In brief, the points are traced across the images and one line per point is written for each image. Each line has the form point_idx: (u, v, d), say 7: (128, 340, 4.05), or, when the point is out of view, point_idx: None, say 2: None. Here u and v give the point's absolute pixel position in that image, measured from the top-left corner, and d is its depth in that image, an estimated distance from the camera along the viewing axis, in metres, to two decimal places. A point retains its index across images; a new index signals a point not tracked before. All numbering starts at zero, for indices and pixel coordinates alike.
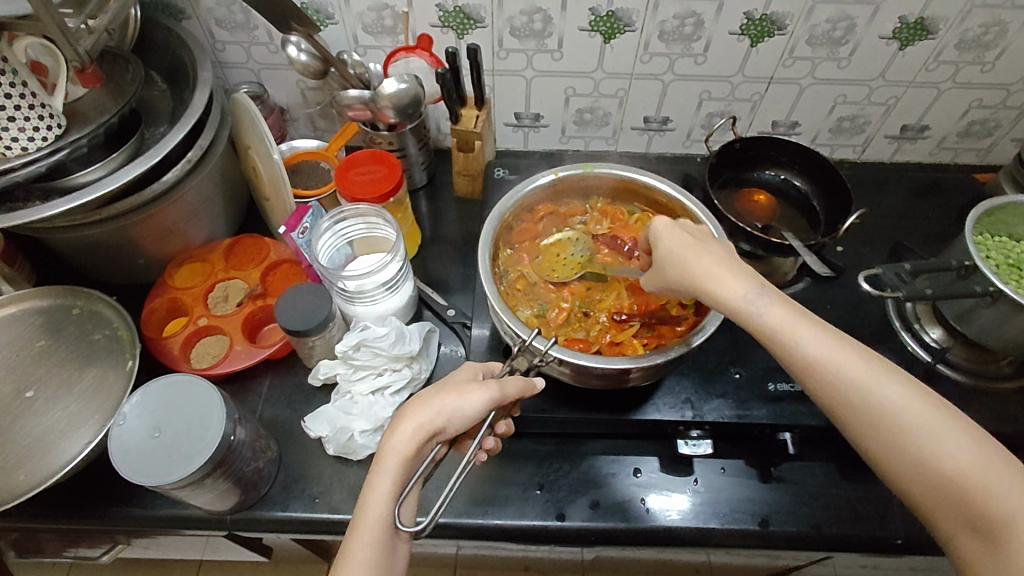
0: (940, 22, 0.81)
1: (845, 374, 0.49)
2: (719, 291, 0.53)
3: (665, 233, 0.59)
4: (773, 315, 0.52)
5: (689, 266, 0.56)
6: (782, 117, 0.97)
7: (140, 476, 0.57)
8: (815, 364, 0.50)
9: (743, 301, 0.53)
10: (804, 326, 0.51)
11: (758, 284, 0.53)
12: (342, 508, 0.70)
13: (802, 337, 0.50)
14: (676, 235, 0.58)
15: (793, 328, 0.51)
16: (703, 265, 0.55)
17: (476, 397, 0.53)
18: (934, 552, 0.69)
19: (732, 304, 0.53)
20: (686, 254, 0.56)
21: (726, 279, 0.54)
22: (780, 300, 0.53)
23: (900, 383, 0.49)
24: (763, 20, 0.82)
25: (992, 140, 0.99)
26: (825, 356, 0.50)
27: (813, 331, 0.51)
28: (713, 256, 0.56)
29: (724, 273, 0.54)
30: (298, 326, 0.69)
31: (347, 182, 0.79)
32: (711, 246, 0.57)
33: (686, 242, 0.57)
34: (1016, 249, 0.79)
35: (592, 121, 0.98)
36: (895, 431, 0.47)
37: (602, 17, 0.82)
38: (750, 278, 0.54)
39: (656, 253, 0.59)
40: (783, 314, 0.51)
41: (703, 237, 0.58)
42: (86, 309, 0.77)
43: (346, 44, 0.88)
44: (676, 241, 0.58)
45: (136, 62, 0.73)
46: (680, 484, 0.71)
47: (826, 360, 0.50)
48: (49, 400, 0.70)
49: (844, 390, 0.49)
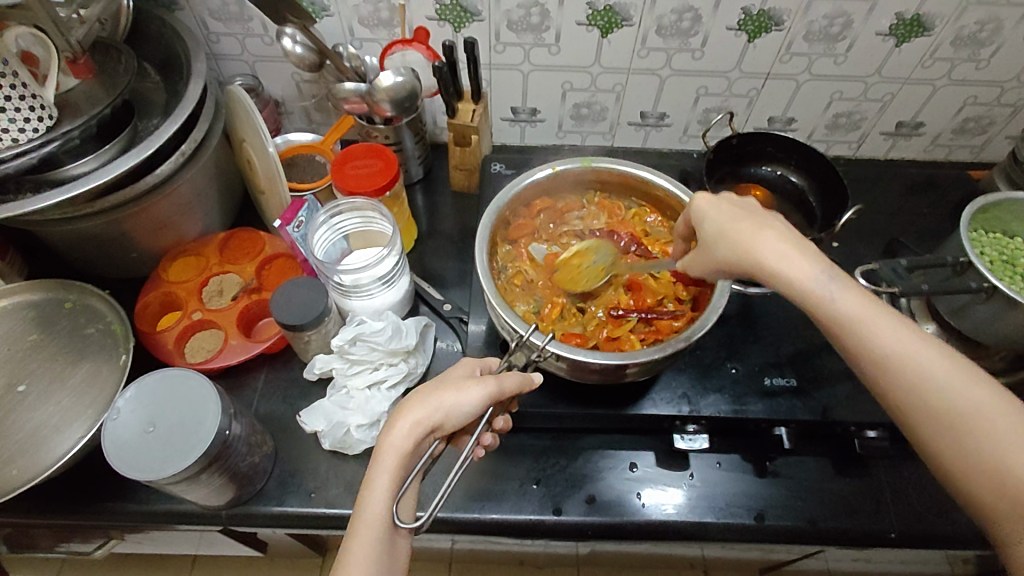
0: (937, 18, 0.81)
1: (916, 367, 0.47)
2: (782, 270, 0.52)
3: (718, 213, 0.58)
4: (843, 301, 0.50)
5: (748, 245, 0.54)
6: (778, 112, 0.97)
7: (134, 471, 0.57)
8: (885, 354, 0.48)
9: (811, 281, 0.51)
10: (876, 314, 0.49)
11: (828, 266, 0.52)
12: (339, 503, 0.70)
13: (874, 325, 0.48)
14: (737, 214, 0.57)
15: (864, 316, 0.49)
16: (764, 243, 0.53)
17: (474, 392, 0.53)
18: (926, 545, 0.70)
19: (797, 284, 0.51)
20: (743, 232, 0.55)
21: (792, 258, 0.52)
22: (850, 283, 0.51)
23: (978, 382, 0.46)
24: (761, 16, 0.82)
25: (986, 138, 1.00)
26: (897, 346, 0.48)
27: (886, 320, 0.49)
28: (776, 236, 0.54)
29: (793, 253, 0.52)
30: (295, 320, 0.68)
31: (343, 176, 0.79)
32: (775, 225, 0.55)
33: (745, 221, 0.56)
34: (1010, 245, 0.80)
35: (588, 115, 0.98)
36: (965, 430, 0.45)
37: (600, 11, 0.81)
38: (820, 261, 0.52)
39: (709, 231, 0.58)
40: (855, 300, 0.50)
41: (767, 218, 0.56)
42: (78, 302, 0.76)
43: (342, 36, 0.87)
44: (735, 219, 0.56)
45: (128, 53, 0.72)
46: (676, 478, 0.72)
47: (898, 352, 0.48)
48: (41, 394, 0.69)
49: (913, 384, 0.47)
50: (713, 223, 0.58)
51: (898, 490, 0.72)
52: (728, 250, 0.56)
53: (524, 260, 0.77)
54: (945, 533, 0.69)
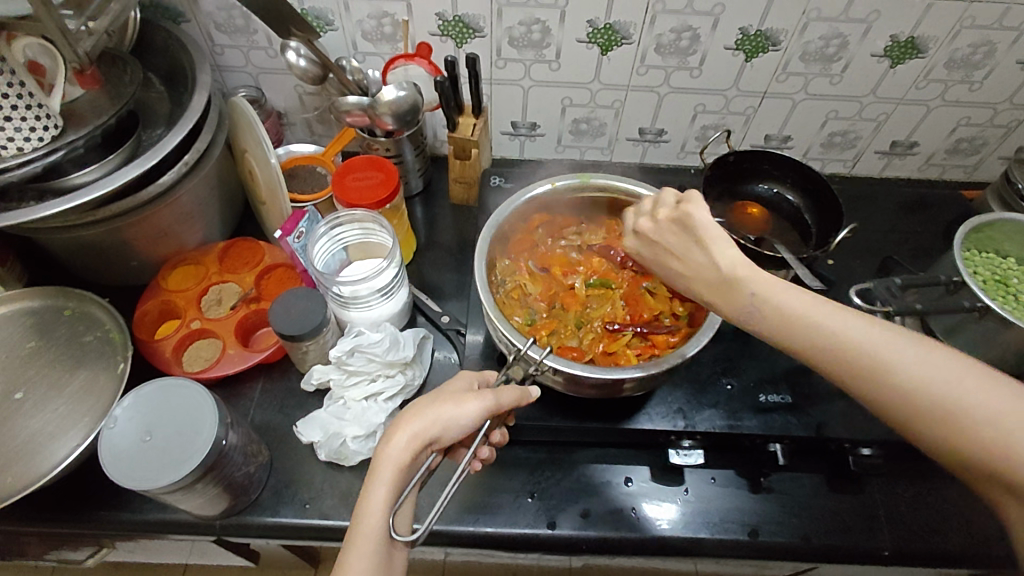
0: (931, 41, 0.83)
1: (858, 356, 0.49)
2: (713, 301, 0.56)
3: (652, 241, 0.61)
4: (768, 315, 0.53)
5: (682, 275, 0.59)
6: (774, 130, 0.98)
7: (130, 480, 0.57)
8: (827, 351, 0.50)
9: (737, 307, 0.55)
10: (807, 313, 0.51)
11: (747, 282, 0.54)
12: (333, 514, 0.70)
13: (808, 332, 0.51)
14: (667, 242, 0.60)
15: (794, 321, 0.51)
16: (692, 274, 0.58)
17: (472, 405, 0.53)
18: (919, 563, 0.70)
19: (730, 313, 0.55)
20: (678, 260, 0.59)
21: (720, 288, 0.55)
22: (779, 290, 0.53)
23: (923, 357, 0.47)
24: (758, 36, 0.83)
25: (979, 158, 1.01)
26: (834, 341, 0.50)
27: (817, 319, 0.51)
28: (699, 264, 0.57)
29: (715, 282, 0.56)
30: (293, 330, 0.69)
31: (345, 188, 0.79)
32: (696, 246, 0.58)
33: (675, 249, 0.59)
34: (1003, 265, 0.81)
35: (587, 131, 0.99)
36: (923, 406, 0.47)
37: (600, 29, 0.83)
38: (739, 284, 0.54)
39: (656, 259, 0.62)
40: (783, 307, 0.52)
41: (690, 238, 0.58)
42: (78, 310, 0.77)
43: (345, 50, 0.88)
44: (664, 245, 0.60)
45: (134, 64, 0.73)
46: (670, 493, 0.72)
47: (837, 345, 0.50)
48: (39, 401, 0.69)
49: (863, 372, 0.49)
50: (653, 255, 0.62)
51: (892, 507, 0.72)
52: (675, 278, 0.60)
53: (521, 274, 0.77)
54: (938, 551, 0.70)
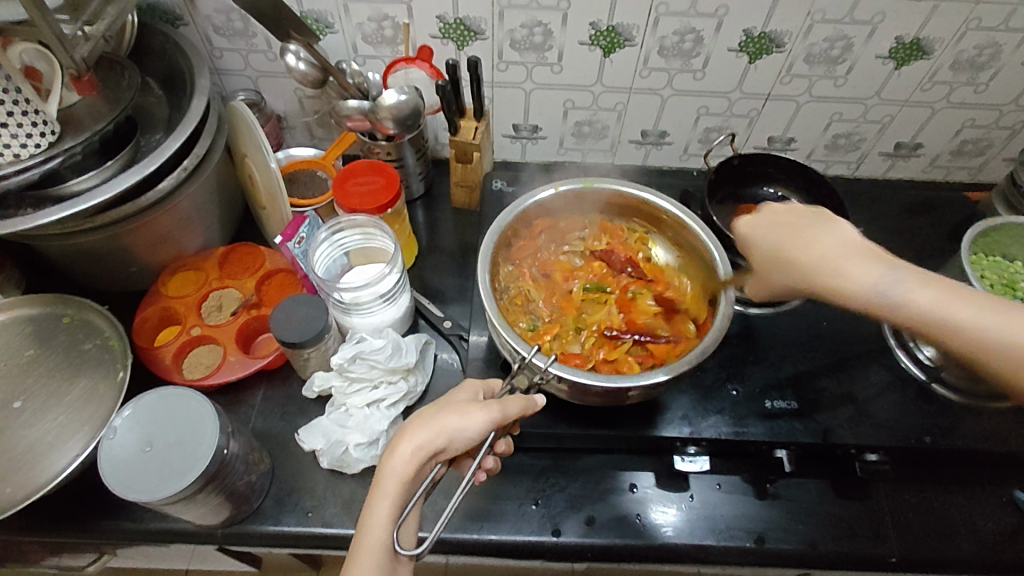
0: (936, 42, 0.82)
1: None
2: (842, 284, 0.49)
3: (765, 234, 0.57)
4: (917, 296, 0.46)
5: (799, 260, 0.52)
6: (778, 133, 0.97)
7: (130, 492, 0.56)
8: (993, 336, 0.44)
9: (874, 287, 0.48)
10: (960, 296, 0.45)
11: (886, 262, 0.48)
12: (336, 523, 0.69)
13: (965, 313, 0.44)
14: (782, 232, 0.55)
15: (947, 304, 0.45)
16: (814, 257, 0.51)
17: (477, 416, 0.52)
18: (926, 569, 0.70)
19: (861, 297, 0.48)
20: (789, 247, 0.54)
21: (850, 268, 0.49)
22: (914, 272, 0.47)
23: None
24: (762, 38, 0.82)
25: (984, 160, 1.00)
26: (996, 324, 0.44)
27: (973, 302, 0.45)
28: (825, 245, 0.52)
29: (845, 261, 0.50)
30: (294, 338, 0.68)
31: (345, 193, 0.78)
32: (821, 231, 0.53)
33: (793, 235, 0.54)
34: (1011, 269, 0.80)
35: (590, 133, 0.99)
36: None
37: (603, 31, 0.82)
38: (878, 263, 0.49)
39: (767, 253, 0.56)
40: (922, 291, 0.46)
41: (817, 226, 0.54)
42: (77, 317, 0.76)
43: (345, 53, 0.88)
44: (781, 235, 0.55)
45: (132, 68, 0.72)
46: (675, 499, 0.71)
47: (1001, 330, 0.43)
48: (37, 411, 0.69)
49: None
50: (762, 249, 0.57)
51: (899, 513, 0.71)
52: (788, 270, 0.54)
53: (524, 279, 0.76)
54: (945, 557, 0.69)
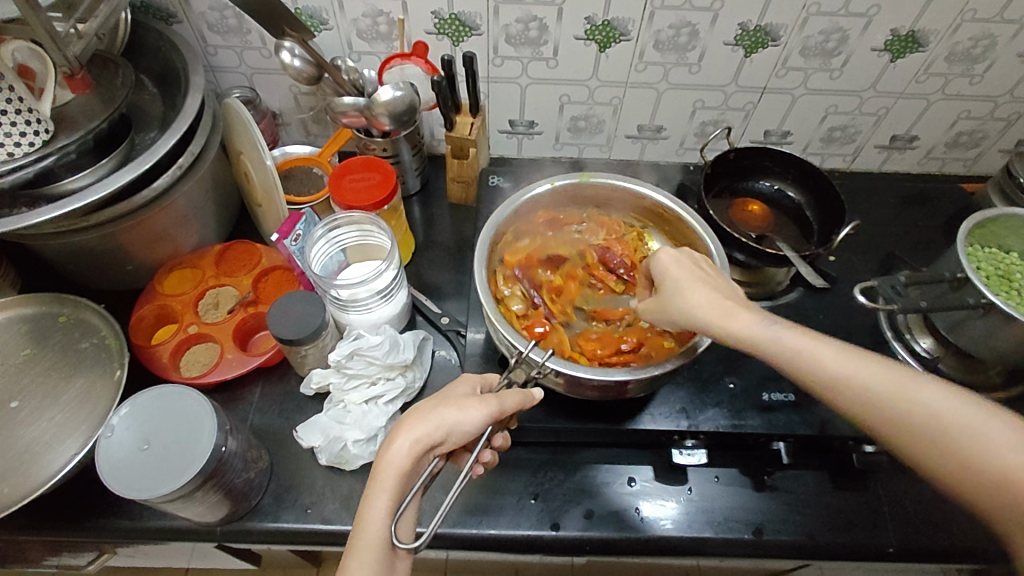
0: (931, 34, 0.82)
1: (866, 382, 0.49)
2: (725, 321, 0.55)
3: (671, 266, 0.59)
4: (781, 339, 0.53)
5: (692, 296, 0.57)
6: (774, 126, 0.98)
7: (128, 490, 0.56)
8: (844, 374, 0.50)
9: (751, 329, 0.54)
10: (812, 341, 0.52)
11: (760, 311, 0.55)
12: (335, 519, 0.69)
13: (819, 356, 0.51)
14: (680, 264, 0.59)
15: (808, 348, 0.52)
16: (705, 297, 0.56)
17: (475, 411, 0.52)
18: (923, 560, 0.70)
19: (739, 335, 0.54)
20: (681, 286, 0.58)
21: (733, 312, 0.55)
22: (783, 322, 0.54)
23: (927, 386, 0.48)
24: (757, 32, 0.82)
25: (979, 151, 1.01)
26: (842, 367, 0.50)
27: (825, 348, 0.52)
28: (715, 288, 0.57)
29: (726, 304, 0.56)
30: (291, 334, 0.68)
31: (341, 190, 0.79)
32: (714, 277, 0.59)
33: (690, 272, 0.58)
34: (1006, 260, 0.80)
35: (586, 128, 0.99)
36: (930, 431, 0.46)
37: (598, 26, 0.82)
38: (754, 313, 0.55)
39: (663, 285, 0.59)
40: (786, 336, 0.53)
41: (711, 272, 0.59)
42: (73, 316, 0.76)
43: (340, 49, 0.87)
44: (681, 268, 0.59)
45: (127, 66, 0.72)
46: (674, 492, 0.71)
47: (846, 370, 0.50)
48: (34, 410, 0.68)
49: (870, 400, 0.49)
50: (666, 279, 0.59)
51: (896, 504, 0.72)
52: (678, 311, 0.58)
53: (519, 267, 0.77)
54: (942, 547, 0.69)
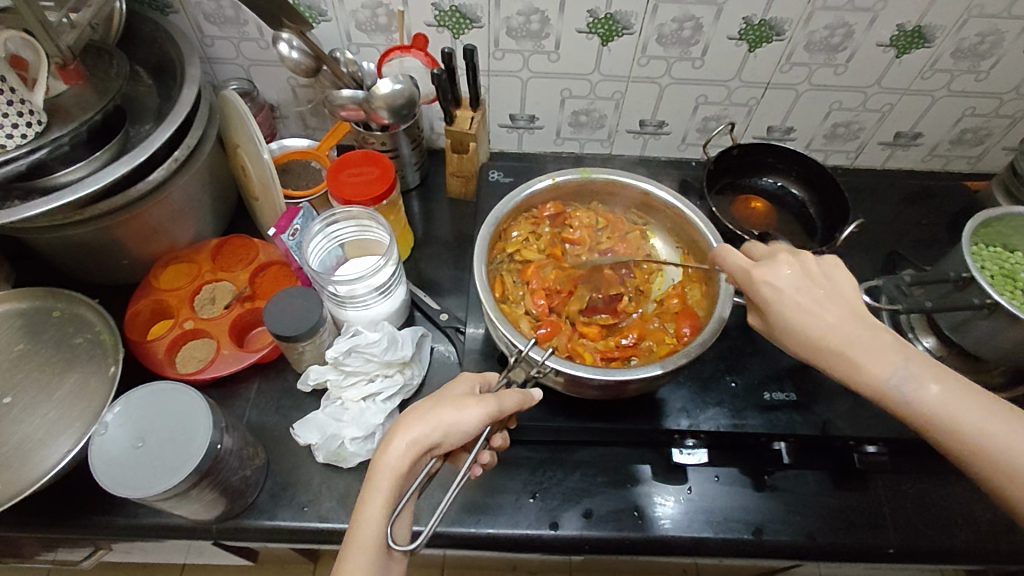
0: (937, 30, 0.81)
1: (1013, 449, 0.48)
2: (861, 371, 0.51)
3: (781, 295, 0.54)
4: (925, 394, 0.50)
5: (815, 329, 0.53)
6: (777, 122, 0.96)
7: (124, 489, 0.55)
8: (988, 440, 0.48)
9: (891, 380, 0.51)
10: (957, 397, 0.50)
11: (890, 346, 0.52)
12: (332, 517, 0.69)
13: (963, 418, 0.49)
14: (798, 288, 0.54)
15: (956, 407, 0.49)
16: (828, 343, 0.52)
17: (473, 411, 0.52)
18: (924, 561, 0.70)
19: (875, 385, 0.51)
20: (802, 297, 0.54)
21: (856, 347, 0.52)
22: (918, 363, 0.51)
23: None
24: (762, 26, 0.81)
25: (983, 149, 1.00)
26: (987, 430, 0.48)
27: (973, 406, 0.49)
28: (834, 316, 0.53)
29: (855, 347, 0.52)
30: (288, 331, 0.67)
31: (339, 184, 0.77)
32: (829, 295, 0.54)
33: (808, 293, 0.54)
34: (1010, 259, 0.80)
35: (587, 123, 0.98)
36: None
37: (601, 19, 0.81)
38: (892, 351, 0.51)
39: (775, 307, 0.54)
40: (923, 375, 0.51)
41: (829, 288, 0.55)
42: (67, 311, 0.75)
43: (339, 41, 0.86)
44: (795, 287, 0.54)
45: (121, 57, 0.71)
46: (673, 491, 0.71)
47: (987, 434, 0.48)
48: (28, 406, 0.68)
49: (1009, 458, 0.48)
50: (774, 308, 0.55)
51: (896, 504, 0.71)
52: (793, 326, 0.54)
53: (517, 262, 0.76)
54: (942, 548, 0.69)
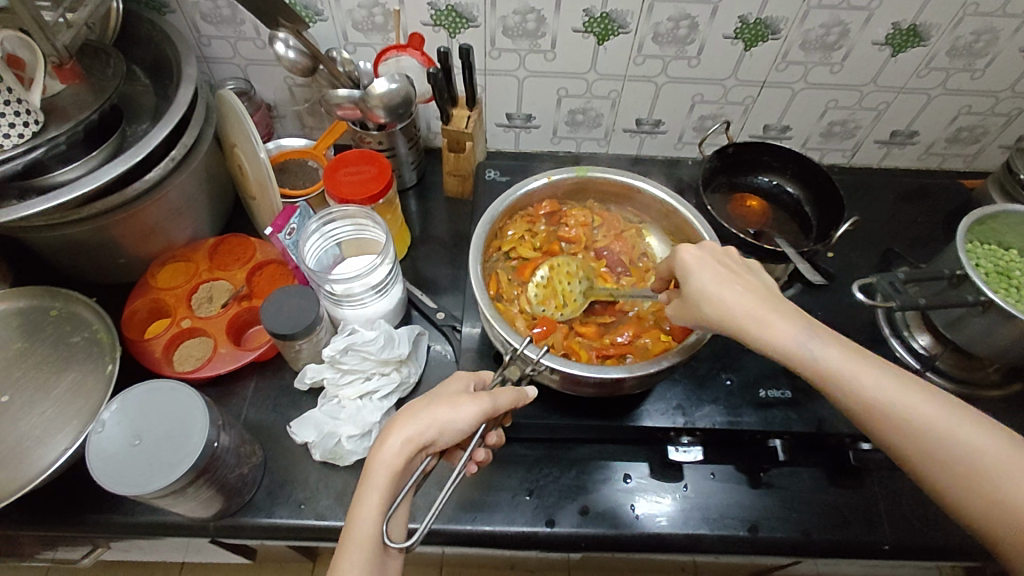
0: (933, 28, 0.81)
1: (917, 415, 0.47)
2: (768, 335, 0.51)
3: (699, 264, 0.56)
4: (830, 358, 0.50)
5: (723, 300, 0.53)
6: (773, 120, 0.97)
7: (120, 486, 0.55)
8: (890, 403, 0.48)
9: (797, 343, 0.51)
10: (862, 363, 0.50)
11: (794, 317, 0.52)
12: (329, 515, 0.69)
13: (865, 381, 0.49)
14: (704, 265, 0.56)
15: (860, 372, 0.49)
16: (740, 308, 0.52)
17: (468, 409, 0.52)
18: (919, 557, 0.70)
19: (781, 349, 0.51)
20: (714, 275, 0.55)
21: (759, 315, 0.52)
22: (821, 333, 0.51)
23: (971, 422, 0.46)
24: (757, 24, 0.81)
25: (979, 147, 1.00)
26: (880, 391, 0.48)
27: (876, 370, 0.49)
28: (741, 290, 0.54)
29: (763, 314, 0.52)
30: (285, 329, 0.67)
31: (336, 183, 0.77)
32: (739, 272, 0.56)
33: (712, 270, 0.55)
34: (1005, 257, 0.80)
35: (583, 122, 0.98)
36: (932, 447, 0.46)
37: (596, 18, 0.81)
38: (797, 318, 0.52)
39: (688, 284, 0.56)
40: (827, 345, 0.50)
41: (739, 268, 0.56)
42: (64, 310, 0.75)
43: (336, 40, 0.86)
44: (703, 264, 0.56)
45: (118, 56, 0.71)
46: (669, 489, 0.71)
47: (890, 398, 0.48)
48: (25, 405, 0.68)
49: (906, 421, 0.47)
50: (691, 277, 0.56)
51: (892, 501, 0.71)
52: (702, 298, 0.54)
53: (513, 260, 0.77)
54: (937, 544, 0.69)
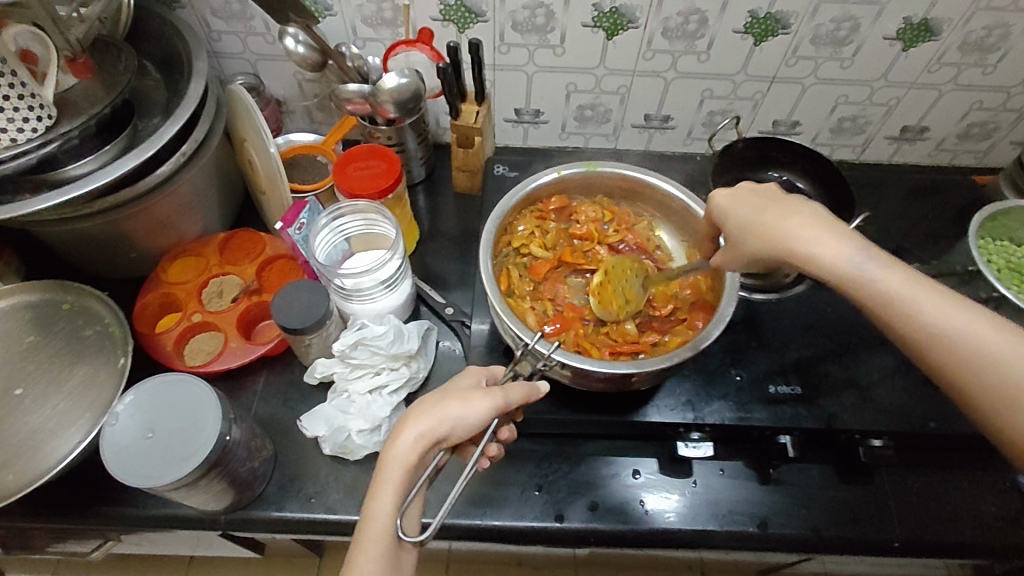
0: (944, 23, 0.81)
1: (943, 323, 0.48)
2: (815, 252, 0.52)
3: (736, 203, 0.61)
4: (885, 277, 0.50)
5: (765, 224, 0.56)
6: (783, 116, 0.96)
7: (134, 478, 0.56)
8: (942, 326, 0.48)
9: (846, 261, 0.51)
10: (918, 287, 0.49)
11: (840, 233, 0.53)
12: (339, 509, 0.69)
13: (922, 305, 0.48)
14: (747, 201, 0.60)
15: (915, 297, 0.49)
16: (782, 230, 0.55)
17: (480, 404, 0.52)
18: (929, 554, 0.70)
19: (827, 266, 0.52)
20: (758, 205, 0.58)
21: (805, 233, 0.54)
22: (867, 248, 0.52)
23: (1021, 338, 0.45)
24: (767, 19, 0.81)
25: (990, 143, 1.00)
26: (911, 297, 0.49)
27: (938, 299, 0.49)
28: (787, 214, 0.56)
29: (809, 231, 0.54)
30: (295, 323, 0.68)
31: (346, 178, 0.78)
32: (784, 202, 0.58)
33: (752, 203, 0.59)
34: (1016, 253, 0.79)
35: (592, 117, 0.98)
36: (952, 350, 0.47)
37: (605, 13, 0.81)
38: (853, 239, 0.52)
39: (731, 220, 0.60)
40: (871, 259, 0.51)
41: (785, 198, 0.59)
42: (77, 304, 0.75)
43: (345, 36, 0.86)
44: (745, 200, 0.60)
45: (129, 51, 0.71)
46: (678, 484, 0.71)
47: (945, 323, 0.48)
48: (38, 398, 0.68)
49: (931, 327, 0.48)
50: (730, 216, 0.61)
51: (901, 498, 0.71)
52: (747, 229, 0.58)
53: (524, 256, 0.77)
54: (947, 542, 0.69)
